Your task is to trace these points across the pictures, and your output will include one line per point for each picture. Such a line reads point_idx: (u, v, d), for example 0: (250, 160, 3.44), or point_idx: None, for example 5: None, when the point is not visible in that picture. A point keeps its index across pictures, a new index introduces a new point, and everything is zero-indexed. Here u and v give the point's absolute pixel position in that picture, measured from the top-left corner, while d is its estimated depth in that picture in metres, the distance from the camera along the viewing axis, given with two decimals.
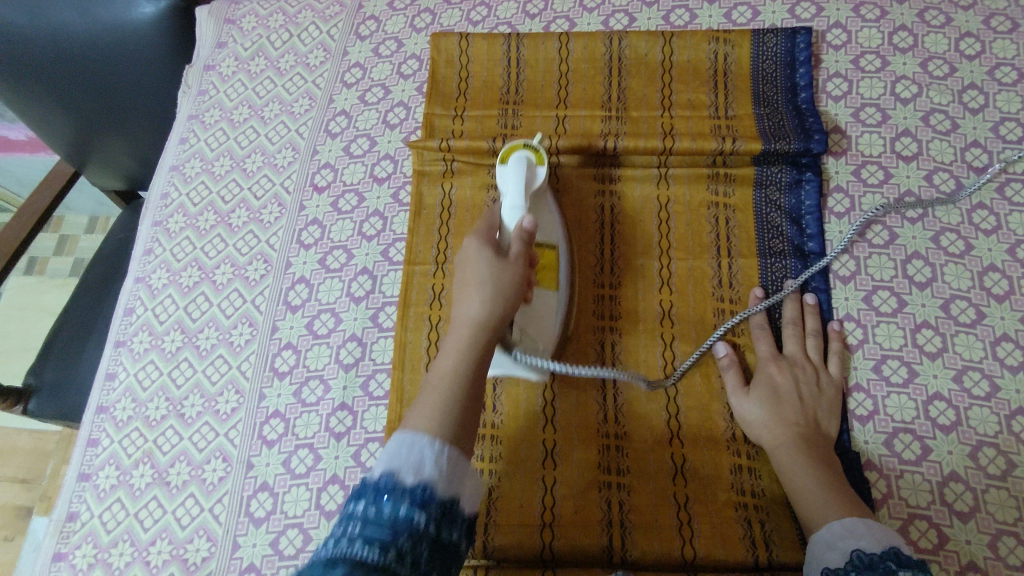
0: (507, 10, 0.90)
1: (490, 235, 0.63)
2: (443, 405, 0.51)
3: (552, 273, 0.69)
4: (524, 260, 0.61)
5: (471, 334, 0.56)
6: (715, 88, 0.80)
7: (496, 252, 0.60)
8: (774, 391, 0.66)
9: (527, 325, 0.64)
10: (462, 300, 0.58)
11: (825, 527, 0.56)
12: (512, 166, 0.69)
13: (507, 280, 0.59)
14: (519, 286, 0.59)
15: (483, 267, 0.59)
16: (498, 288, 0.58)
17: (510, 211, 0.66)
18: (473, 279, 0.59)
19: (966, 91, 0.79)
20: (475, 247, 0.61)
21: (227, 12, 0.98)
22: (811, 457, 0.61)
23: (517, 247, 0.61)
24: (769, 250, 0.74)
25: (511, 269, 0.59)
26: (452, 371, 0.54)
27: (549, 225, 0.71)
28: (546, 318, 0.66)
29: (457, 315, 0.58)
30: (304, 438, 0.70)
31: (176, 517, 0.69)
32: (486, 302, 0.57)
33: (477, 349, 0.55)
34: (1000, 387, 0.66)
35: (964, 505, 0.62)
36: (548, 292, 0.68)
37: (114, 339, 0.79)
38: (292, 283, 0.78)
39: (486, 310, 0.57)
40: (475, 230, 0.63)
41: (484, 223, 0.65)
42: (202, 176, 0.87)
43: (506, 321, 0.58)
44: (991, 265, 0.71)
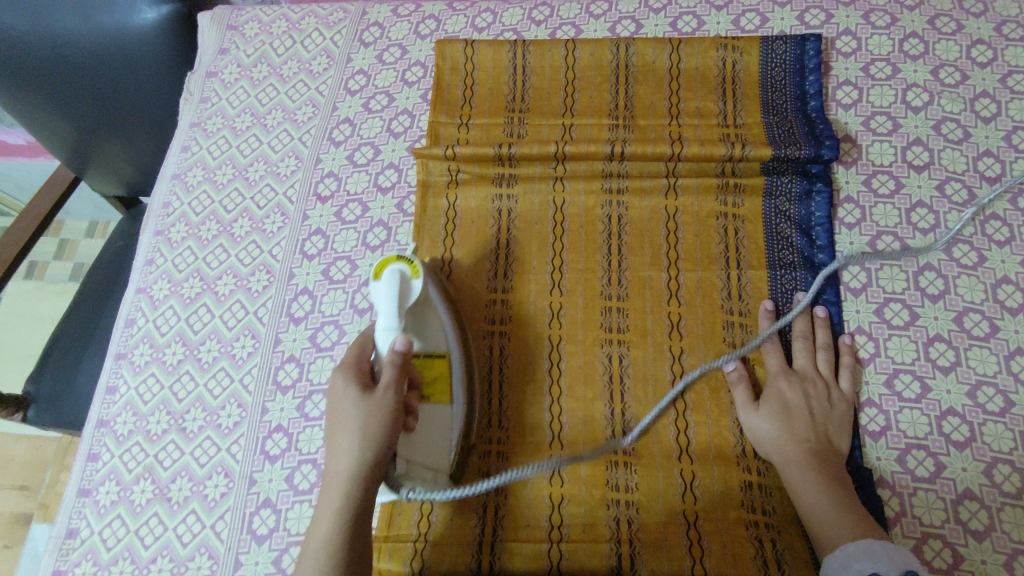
0: (513, 16, 0.89)
1: (358, 368, 0.60)
2: (322, 572, 0.53)
3: (444, 384, 0.65)
4: (394, 389, 0.58)
5: (343, 492, 0.55)
6: (724, 96, 0.79)
7: (363, 389, 0.58)
8: (785, 407, 0.65)
9: (415, 451, 0.62)
10: (332, 452, 0.57)
11: (839, 548, 0.55)
12: (384, 284, 0.63)
13: (376, 418, 0.56)
14: (393, 422, 0.57)
15: (350, 410, 0.57)
16: (366, 434, 0.56)
17: (382, 338, 0.62)
18: (342, 425, 0.57)
19: (978, 100, 0.77)
20: (340, 386, 0.58)
21: (230, 18, 0.96)
22: (822, 474, 0.60)
23: (385, 378, 0.58)
24: (779, 262, 0.72)
25: (378, 405, 0.57)
26: (329, 531, 0.54)
27: (438, 331, 0.65)
28: (437, 439, 0.64)
29: (331, 467, 0.57)
30: (307, 453, 0.69)
31: (178, 534, 0.68)
32: (358, 450, 0.56)
33: (350, 507, 0.55)
34: (1014, 402, 0.65)
35: (979, 523, 0.61)
36: (441, 406, 0.65)
37: (115, 351, 0.78)
38: (295, 294, 0.77)
39: (358, 462, 0.55)
40: (344, 364, 0.60)
41: (354, 354, 0.61)
42: (204, 185, 0.85)
43: (384, 462, 0.57)
44: (1005, 277, 0.70)
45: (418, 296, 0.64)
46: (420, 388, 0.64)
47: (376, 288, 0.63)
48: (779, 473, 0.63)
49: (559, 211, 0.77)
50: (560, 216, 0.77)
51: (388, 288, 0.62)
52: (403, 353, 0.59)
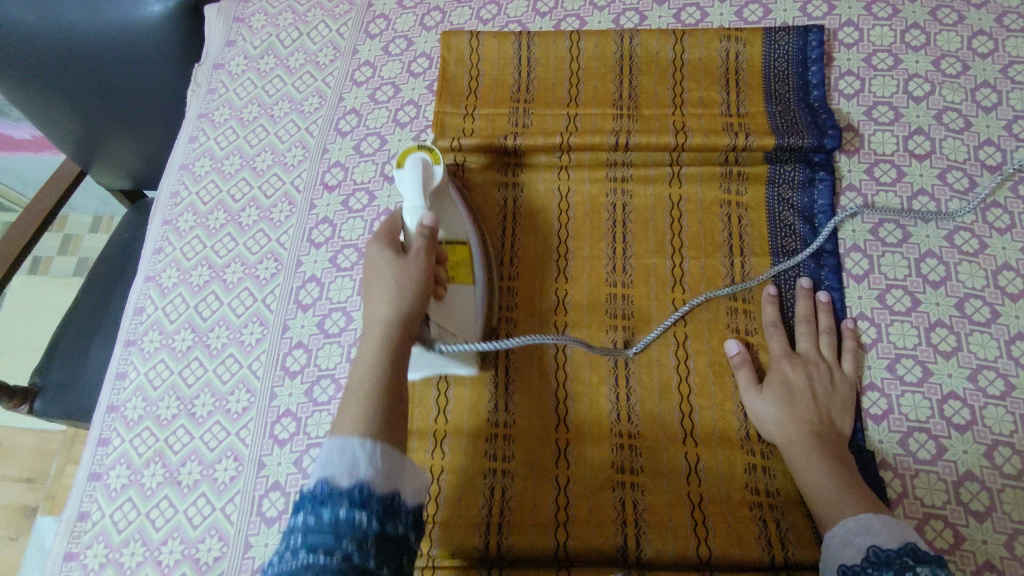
0: (518, 8, 0.89)
1: (390, 240, 0.63)
2: (370, 393, 0.53)
3: (466, 268, 0.68)
4: (425, 254, 0.61)
5: (383, 334, 0.56)
6: (726, 87, 0.80)
7: (396, 253, 0.61)
8: (788, 389, 0.66)
9: (444, 321, 0.65)
10: (370, 307, 0.58)
11: (841, 524, 0.56)
12: (406, 170, 0.67)
13: (411, 277, 0.59)
14: (426, 279, 0.60)
15: (385, 270, 0.60)
16: (402, 287, 0.58)
17: (410, 216, 0.65)
18: (377, 286, 0.59)
19: (979, 90, 0.78)
20: (375, 251, 0.61)
21: (236, 11, 0.98)
22: (825, 452, 0.61)
23: (417, 244, 0.61)
24: (782, 249, 0.73)
25: (411, 265, 0.60)
26: (372, 363, 0.54)
27: (457, 221, 0.69)
28: (462, 314, 0.67)
29: (368, 321, 0.58)
30: (315, 437, 0.70)
31: (187, 517, 0.68)
32: (395, 299, 0.58)
33: (392, 346, 0.56)
34: (1015, 386, 0.66)
35: (980, 504, 0.62)
36: (464, 287, 0.68)
37: (124, 338, 0.78)
38: (303, 281, 0.78)
39: (397, 311, 0.57)
40: (375, 238, 0.63)
41: (384, 230, 0.64)
42: (212, 175, 0.86)
43: (419, 315, 0.59)
44: (1006, 263, 0.71)
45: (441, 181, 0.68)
46: (444, 269, 0.67)
47: (399, 175, 0.68)
48: (783, 454, 0.64)
49: (564, 200, 0.78)
50: (565, 205, 0.77)
51: (413, 175, 0.67)
52: (431, 225, 0.63)
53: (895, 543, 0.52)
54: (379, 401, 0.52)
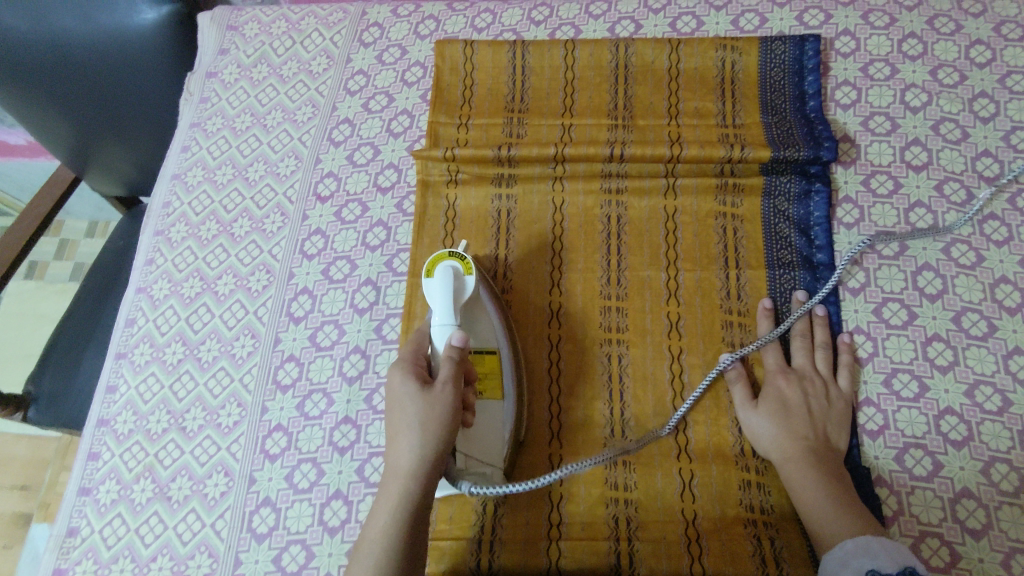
0: (513, 16, 0.89)
1: (416, 363, 0.60)
2: (383, 557, 0.52)
3: (496, 382, 0.66)
4: (453, 386, 0.58)
5: (404, 485, 0.55)
6: (722, 97, 0.79)
7: (423, 383, 0.58)
8: (785, 404, 0.65)
9: (470, 448, 0.63)
10: (394, 446, 0.56)
11: (838, 544, 0.55)
12: (437, 280, 0.64)
13: (438, 415, 0.56)
14: (453, 415, 0.57)
15: (409, 405, 0.57)
16: (427, 428, 0.56)
17: (438, 332, 0.63)
18: (401, 421, 0.57)
19: (976, 100, 0.78)
20: (399, 381, 0.58)
21: (229, 18, 0.97)
22: (822, 471, 0.61)
23: (444, 373, 0.58)
24: (778, 261, 0.73)
25: (438, 400, 0.57)
26: (388, 524, 0.53)
27: (487, 328, 0.67)
28: (490, 434, 0.64)
29: (392, 460, 0.56)
30: (307, 452, 0.70)
31: (178, 532, 0.68)
32: (419, 445, 0.55)
33: (411, 500, 0.54)
34: (1012, 401, 0.66)
35: (977, 522, 0.62)
36: (493, 402, 0.65)
37: (115, 350, 0.78)
38: (295, 294, 0.77)
39: (419, 457, 0.55)
40: (401, 361, 0.60)
41: (411, 351, 0.61)
42: (204, 185, 0.86)
43: (444, 455, 0.57)
44: (1003, 276, 0.70)
45: (471, 294, 0.65)
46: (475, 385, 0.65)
47: (429, 284, 0.65)
48: (778, 471, 0.63)
49: (559, 211, 0.77)
50: (559, 216, 0.77)
51: (444, 287, 0.64)
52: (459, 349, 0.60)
53: (894, 568, 0.51)
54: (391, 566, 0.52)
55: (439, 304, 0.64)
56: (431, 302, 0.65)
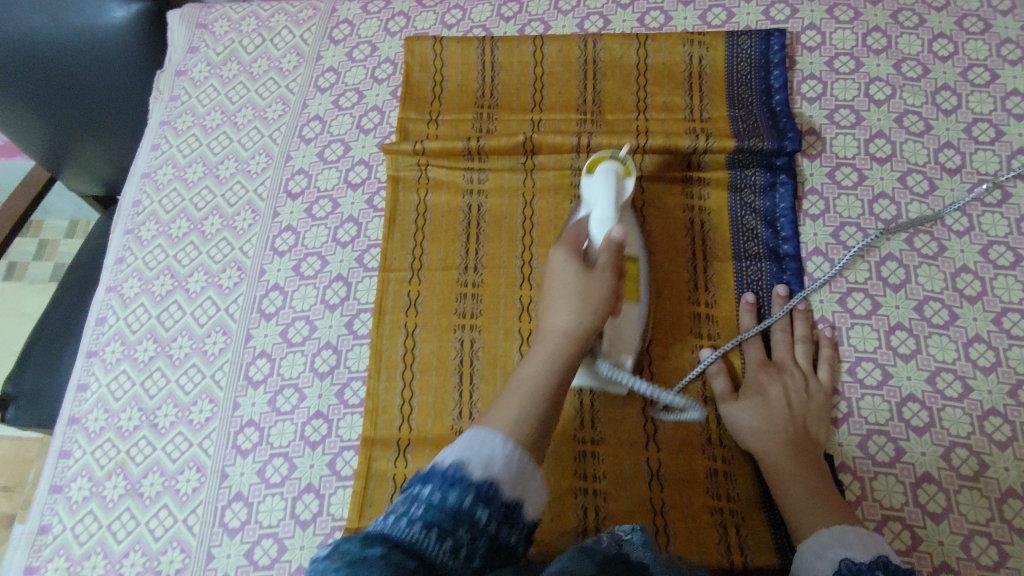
0: (482, 13, 0.89)
1: (577, 247, 0.61)
2: (520, 416, 0.50)
3: (636, 282, 0.66)
4: (613, 274, 0.59)
5: (559, 346, 0.55)
6: (690, 91, 0.80)
7: (583, 264, 0.59)
8: (763, 397, 0.66)
9: (615, 339, 0.64)
10: (550, 313, 0.57)
11: (814, 536, 0.56)
12: (598, 176, 0.65)
13: (596, 294, 0.57)
14: (609, 297, 0.58)
15: (571, 278, 0.58)
16: (587, 303, 0.57)
17: (597, 226, 0.63)
18: (560, 295, 0.58)
19: (939, 93, 0.79)
20: (562, 258, 0.60)
21: (199, 17, 0.96)
22: (801, 463, 0.62)
23: (604, 258, 0.58)
24: (744, 254, 0.74)
25: (599, 283, 0.58)
26: (537, 377, 0.53)
27: (633, 233, 0.68)
28: (630, 332, 0.64)
29: (546, 325, 0.57)
30: (278, 447, 0.70)
31: (149, 529, 0.68)
32: (576, 313, 0.56)
33: (561, 365, 0.55)
34: (972, 388, 0.67)
35: (937, 506, 0.63)
36: (633, 304, 0.65)
37: (85, 349, 0.78)
38: (266, 290, 0.77)
39: (577, 325, 0.56)
40: (562, 241, 0.62)
41: (570, 236, 0.63)
42: (175, 183, 0.86)
43: (598, 329, 0.57)
44: (964, 266, 0.71)
45: (630, 195, 0.67)
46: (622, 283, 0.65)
47: (589, 181, 0.67)
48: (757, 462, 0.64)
49: (529, 205, 0.77)
50: (529, 211, 0.77)
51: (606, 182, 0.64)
52: (620, 239, 0.59)
53: (866, 556, 0.52)
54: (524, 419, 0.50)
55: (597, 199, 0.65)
56: (589, 195, 0.66)
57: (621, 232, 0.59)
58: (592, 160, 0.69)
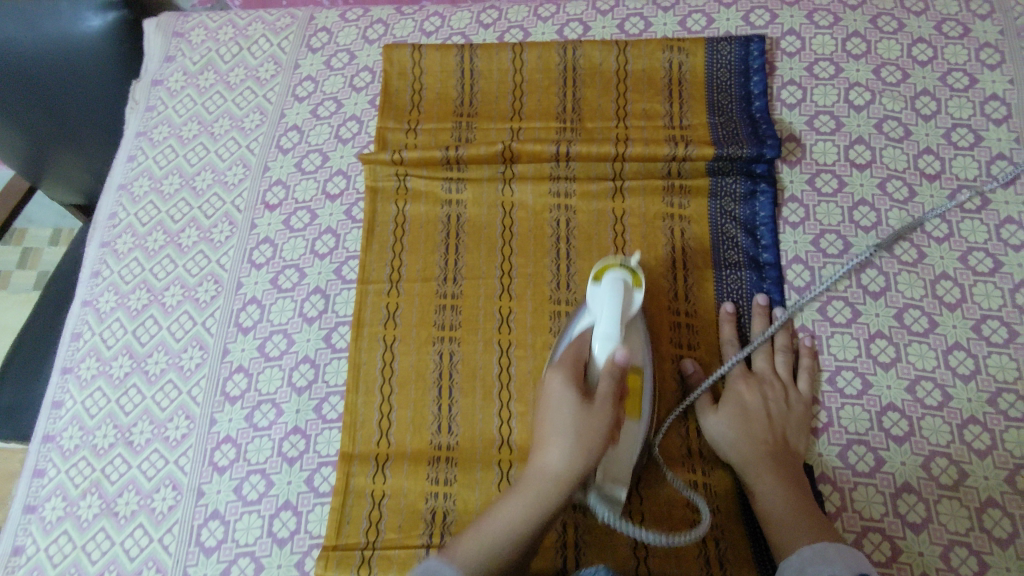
0: (461, 20, 0.89)
1: (576, 373, 0.59)
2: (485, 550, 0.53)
3: (638, 400, 0.62)
4: (611, 408, 0.57)
5: (546, 489, 0.54)
6: (669, 98, 0.79)
7: (582, 394, 0.57)
8: (744, 409, 0.65)
9: (610, 465, 0.60)
10: (541, 449, 0.56)
11: (795, 552, 0.55)
12: (606, 287, 0.62)
13: (591, 433, 0.55)
14: (608, 434, 0.56)
15: (567, 412, 0.56)
16: (580, 439, 0.55)
17: (598, 344, 0.60)
18: (554, 426, 0.56)
19: (918, 98, 0.79)
20: (560, 384, 0.58)
21: (175, 25, 0.95)
22: (780, 475, 0.61)
23: (603, 388, 0.57)
24: (724, 263, 0.73)
25: (596, 417, 0.56)
26: (513, 520, 0.54)
27: (638, 345, 0.64)
28: (626, 456, 0.60)
29: (536, 463, 0.57)
30: (256, 463, 0.69)
31: (124, 549, 0.67)
32: (567, 457, 0.55)
33: (545, 512, 0.54)
34: (952, 396, 0.66)
35: (917, 516, 0.62)
36: (633, 423, 0.61)
37: (60, 365, 0.77)
38: (243, 303, 0.76)
39: (566, 469, 0.55)
40: (561, 362, 0.60)
41: (570, 353, 0.61)
42: (151, 195, 0.85)
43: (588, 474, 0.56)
44: (944, 273, 0.71)
45: (638, 308, 0.63)
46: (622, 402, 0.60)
47: (597, 290, 0.63)
48: (738, 475, 0.64)
49: (508, 215, 0.77)
50: (508, 221, 0.76)
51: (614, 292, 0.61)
52: (623, 362, 0.58)
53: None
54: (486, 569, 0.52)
55: (603, 311, 0.61)
56: (595, 306, 0.62)
57: (625, 358, 0.58)
58: (601, 267, 0.65)
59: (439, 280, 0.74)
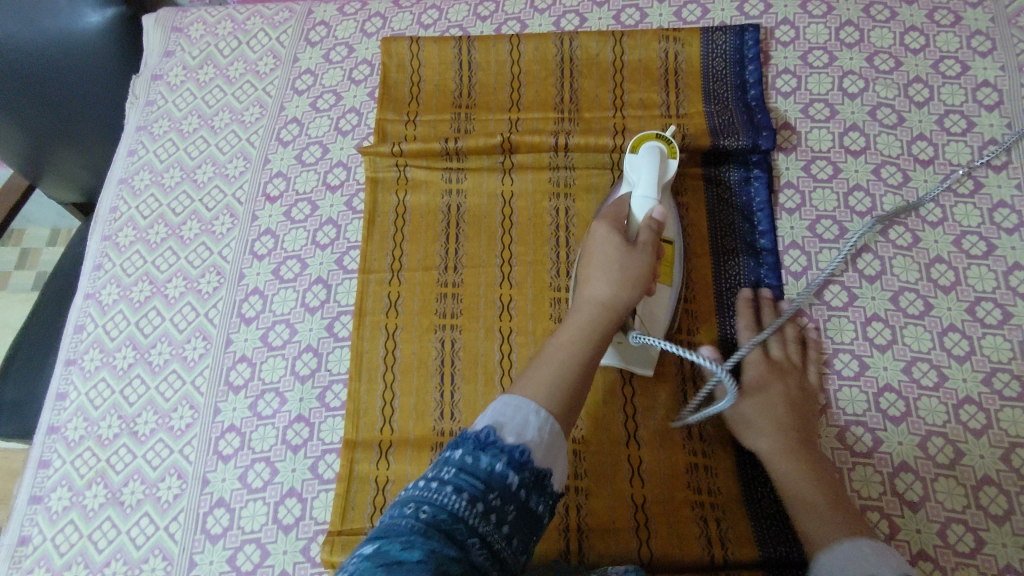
0: (458, 12, 0.89)
1: (618, 223, 0.62)
2: (552, 381, 0.52)
3: (669, 264, 0.68)
4: (652, 251, 0.60)
5: (597, 318, 0.57)
6: (666, 88, 0.80)
7: (625, 239, 0.60)
8: (768, 397, 0.65)
9: (647, 316, 0.66)
10: (587, 283, 0.59)
11: (837, 544, 0.55)
12: (642, 156, 0.64)
13: (636, 270, 0.58)
14: (649, 277, 0.59)
15: (612, 252, 0.59)
16: (625, 278, 0.58)
17: (637, 203, 0.62)
18: (599, 269, 0.59)
19: (911, 85, 0.80)
20: (603, 232, 0.61)
21: (174, 20, 0.95)
22: (806, 462, 0.61)
23: (645, 235, 0.60)
24: (722, 248, 0.74)
25: (639, 259, 0.59)
26: (573, 346, 0.55)
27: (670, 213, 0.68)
28: (659, 311, 0.67)
29: (584, 296, 0.59)
30: (260, 451, 0.70)
31: (131, 537, 0.68)
32: (615, 288, 0.58)
33: (598, 334, 0.56)
34: (947, 377, 0.67)
35: (914, 494, 0.63)
36: (665, 285, 0.67)
37: (64, 358, 0.77)
38: (246, 294, 0.77)
39: (615, 300, 0.58)
40: (602, 216, 0.63)
41: (610, 211, 0.63)
42: (152, 189, 0.85)
43: (633, 305, 0.59)
44: (938, 256, 0.72)
45: (672, 176, 0.65)
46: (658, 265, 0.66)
47: (632, 159, 0.66)
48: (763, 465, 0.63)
49: (507, 204, 0.77)
50: (508, 210, 0.77)
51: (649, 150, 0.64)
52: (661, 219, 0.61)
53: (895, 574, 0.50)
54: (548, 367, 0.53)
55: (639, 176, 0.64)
56: (632, 174, 0.65)
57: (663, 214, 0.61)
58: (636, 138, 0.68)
59: (440, 269, 0.75)
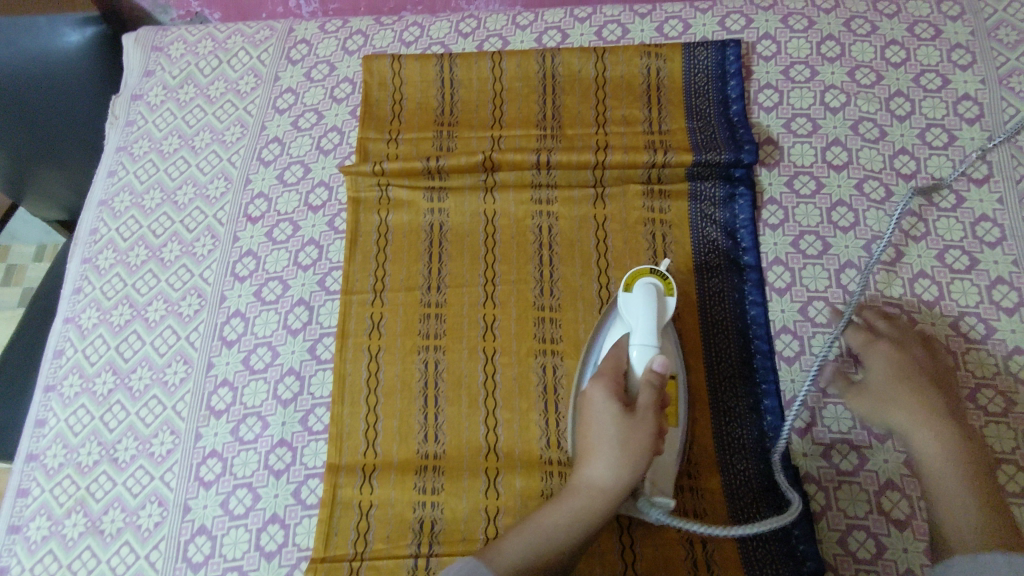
0: (440, 29, 0.89)
1: (617, 385, 0.58)
2: (530, 553, 0.52)
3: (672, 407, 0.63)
4: (654, 416, 0.57)
5: (591, 501, 0.55)
6: (648, 104, 0.80)
7: (624, 406, 0.57)
8: (896, 369, 0.64)
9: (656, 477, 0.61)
10: (587, 461, 0.56)
11: (969, 527, 0.54)
12: (637, 296, 0.61)
13: (638, 439, 0.55)
14: (653, 446, 0.56)
15: (609, 426, 0.56)
16: (625, 448, 0.55)
17: (637, 353, 0.60)
18: (596, 438, 0.56)
19: (893, 99, 0.80)
20: (600, 397, 0.57)
21: (154, 39, 0.95)
22: (946, 443, 0.59)
23: (645, 399, 0.57)
24: (705, 266, 0.74)
25: (640, 427, 0.55)
26: (560, 529, 0.54)
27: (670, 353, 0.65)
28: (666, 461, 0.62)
29: (582, 472, 0.56)
30: (242, 477, 0.69)
31: (111, 567, 0.67)
32: (615, 468, 0.55)
33: (590, 520, 0.54)
34: None
35: (901, 512, 0.63)
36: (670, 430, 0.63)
37: (43, 383, 0.76)
38: (227, 317, 0.76)
39: (614, 477, 0.55)
40: (600, 373, 0.59)
41: (608, 363, 0.60)
42: (132, 210, 0.84)
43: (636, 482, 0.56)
44: (922, 271, 0.72)
45: (671, 314, 0.63)
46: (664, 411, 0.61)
47: (628, 299, 0.62)
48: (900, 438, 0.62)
49: (490, 223, 0.77)
50: (491, 228, 0.77)
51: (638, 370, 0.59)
52: (661, 371, 0.58)
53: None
54: (532, 568, 0.52)
55: (637, 320, 0.61)
56: (627, 313, 0.62)
57: (663, 367, 0.58)
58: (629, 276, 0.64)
59: (423, 290, 0.74)
